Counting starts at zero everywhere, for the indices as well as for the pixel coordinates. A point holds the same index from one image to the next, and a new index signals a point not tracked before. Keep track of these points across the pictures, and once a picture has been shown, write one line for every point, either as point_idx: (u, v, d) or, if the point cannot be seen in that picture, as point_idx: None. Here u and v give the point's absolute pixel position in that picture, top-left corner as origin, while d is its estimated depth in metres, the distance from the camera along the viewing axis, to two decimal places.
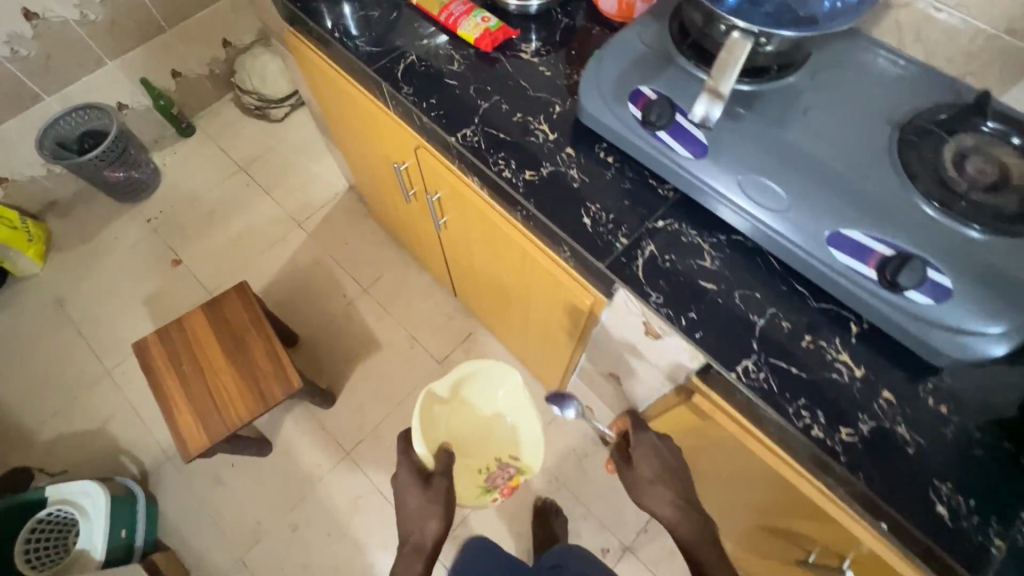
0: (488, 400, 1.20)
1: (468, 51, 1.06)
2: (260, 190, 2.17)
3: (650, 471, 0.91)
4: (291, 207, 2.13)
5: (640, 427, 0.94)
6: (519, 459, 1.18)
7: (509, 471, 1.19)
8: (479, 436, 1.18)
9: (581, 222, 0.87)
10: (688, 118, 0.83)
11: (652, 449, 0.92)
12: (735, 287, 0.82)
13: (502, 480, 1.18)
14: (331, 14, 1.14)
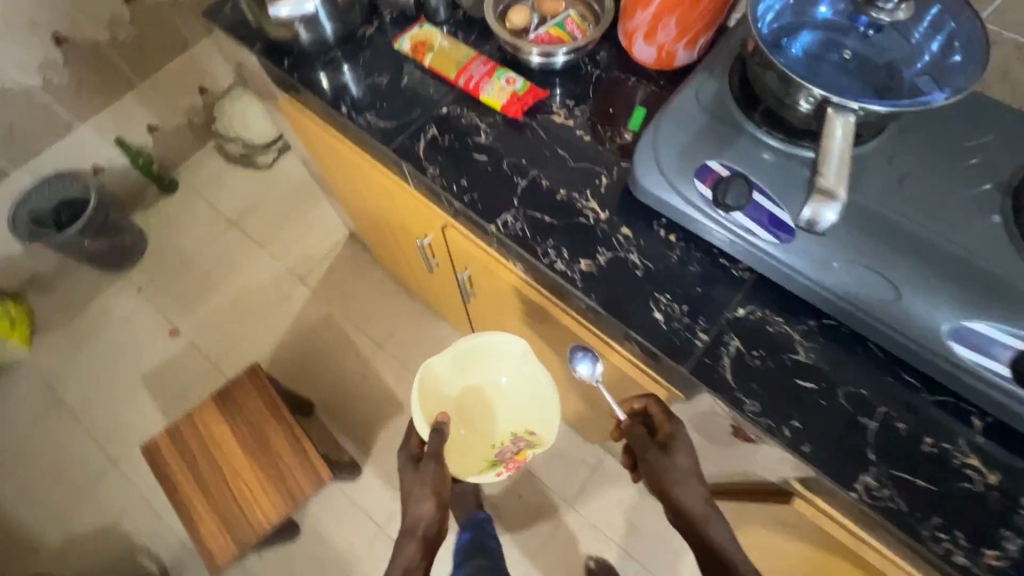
0: (493, 373, 1.12)
1: (494, 118, 0.95)
2: (255, 245, 2.04)
3: (684, 463, 0.79)
4: (290, 261, 2.01)
5: (674, 421, 0.82)
6: (531, 433, 1.09)
7: (519, 445, 1.09)
8: (489, 401, 1.13)
9: (652, 318, 0.77)
10: (768, 196, 0.73)
11: (686, 442, 0.81)
12: (837, 384, 0.72)
13: (510, 455, 1.08)
14: (333, 83, 1.02)
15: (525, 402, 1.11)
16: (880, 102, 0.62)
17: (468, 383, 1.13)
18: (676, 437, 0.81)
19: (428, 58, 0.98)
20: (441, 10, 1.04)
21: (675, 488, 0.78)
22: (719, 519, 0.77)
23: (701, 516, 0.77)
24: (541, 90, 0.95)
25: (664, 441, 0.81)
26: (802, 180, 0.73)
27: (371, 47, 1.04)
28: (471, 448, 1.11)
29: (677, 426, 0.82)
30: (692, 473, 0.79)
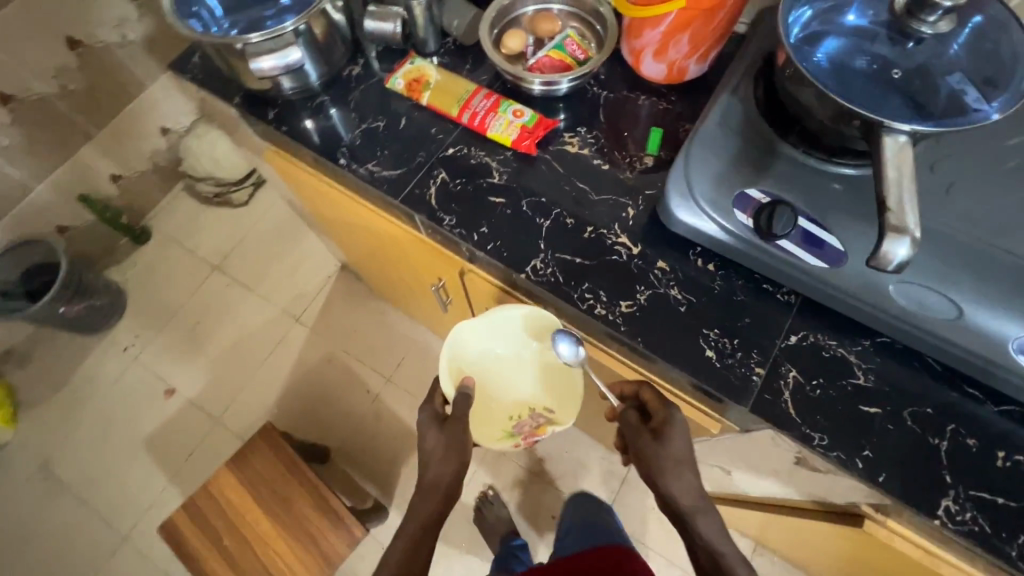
0: (517, 345, 0.97)
1: (505, 155, 0.89)
2: (243, 289, 1.94)
3: (682, 453, 0.75)
4: (282, 301, 1.92)
5: (669, 410, 0.77)
6: (551, 412, 0.99)
7: (539, 419, 1.00)
8: (506, 372, 1.00)
9: (704, 356, 0.74)
10: (814, 220, 0.71)
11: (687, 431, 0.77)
12: (901, 404, 0.71)
13: (528, 429, 0.99)
14: (324, 132, 0.95)
15: (545, 378, 1.00)
16: (927, 123, 0.60)
17: (491, 353, 0.99)
18: (669, 425, 0.76)
19: (423, 96, 0.93)
20: (432, 41, 0.97)
21: (665, 477, 0.75)
22: (709, 514, 0.75)
23: (692, 508, 0.75)
24: (550, 120, 0.90)
25: (658, 428, 0.77)
26: (843, 199, 0.71)
27: (361, 89, 0.98)
28: (490, 402, 1.00)
29: (672, 414, 0.77)
30: (684, 462, 0.75)
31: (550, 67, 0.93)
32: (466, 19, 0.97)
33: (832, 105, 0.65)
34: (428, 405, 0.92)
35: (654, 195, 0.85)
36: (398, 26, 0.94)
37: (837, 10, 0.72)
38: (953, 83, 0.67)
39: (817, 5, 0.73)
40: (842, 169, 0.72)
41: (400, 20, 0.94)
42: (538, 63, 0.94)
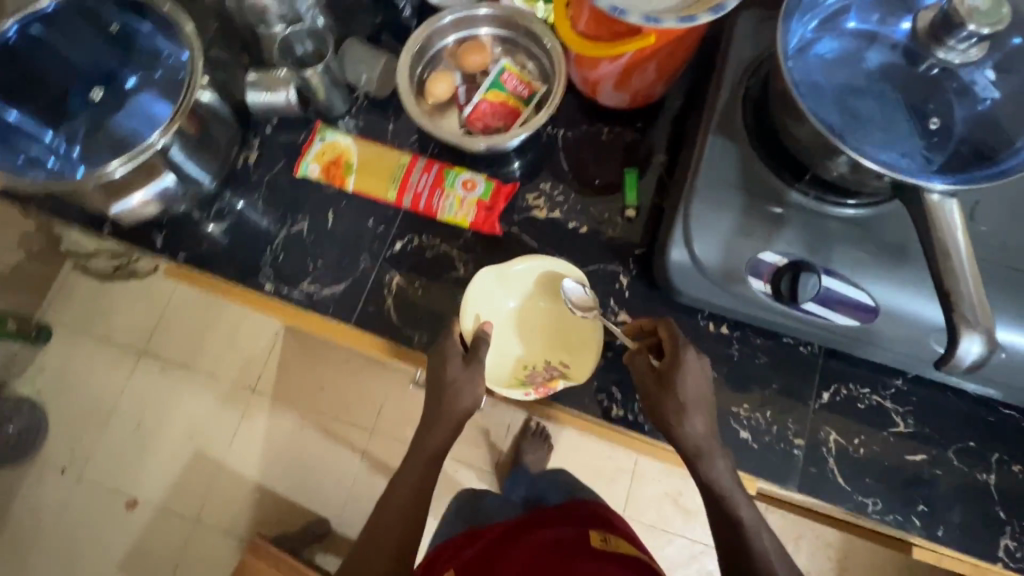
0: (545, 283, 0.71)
1: (464, 237, 0.74)
2: (183, 369, 1.72)
3: (694, 396, 0.60)
4: (229, 374, 1.71)
5: (680, 350, 0.60)
6: (567, 364, 0.70)
7: (556, 370, 0.70)
8: (523, 317, 0.72)
9: (740, 439, 0.68)
10: (841, 277, 0.62)
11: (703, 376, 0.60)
12: (945, 444, 0.67)
13: (541, 382, 0.69)
14: (234, 248, 0.76)
15: (568, 323, 0.72)
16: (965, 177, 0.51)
17: (503, 304, 0.71)
18: (677, 377, 0.60)
19: (347, 181, 0.76)
20: (339, 102, 0.77)
21: (670, 427, 0.61)
22: (721, 449, 0.61)
23: (694, 454, 0.60)
24: (509, 186, 0.75)
25: (665, 373, 0.60)
26: (864, 243, 0.62)
27: (267, 182, 0.79)
28: (500, 357, 0.71)
29: (685, 361, 0.60)
30: (696, 409, 0.60)
31: (492, 114, 0.77)
32: (377, 71, 0.78)
33: (844, 159, 0.55)
34: (455, 352, 0.66)
35: (645, 254, 0.74)
36: (292, 95, 0.74)
37: (839, 24, 0.62)
38: (978, 109, 0.56)
39: (816, 15, 0.61)
40: (860, 210, 0.62)
41: (294, 86, 0.74)
42: (476, 112, 0.77)
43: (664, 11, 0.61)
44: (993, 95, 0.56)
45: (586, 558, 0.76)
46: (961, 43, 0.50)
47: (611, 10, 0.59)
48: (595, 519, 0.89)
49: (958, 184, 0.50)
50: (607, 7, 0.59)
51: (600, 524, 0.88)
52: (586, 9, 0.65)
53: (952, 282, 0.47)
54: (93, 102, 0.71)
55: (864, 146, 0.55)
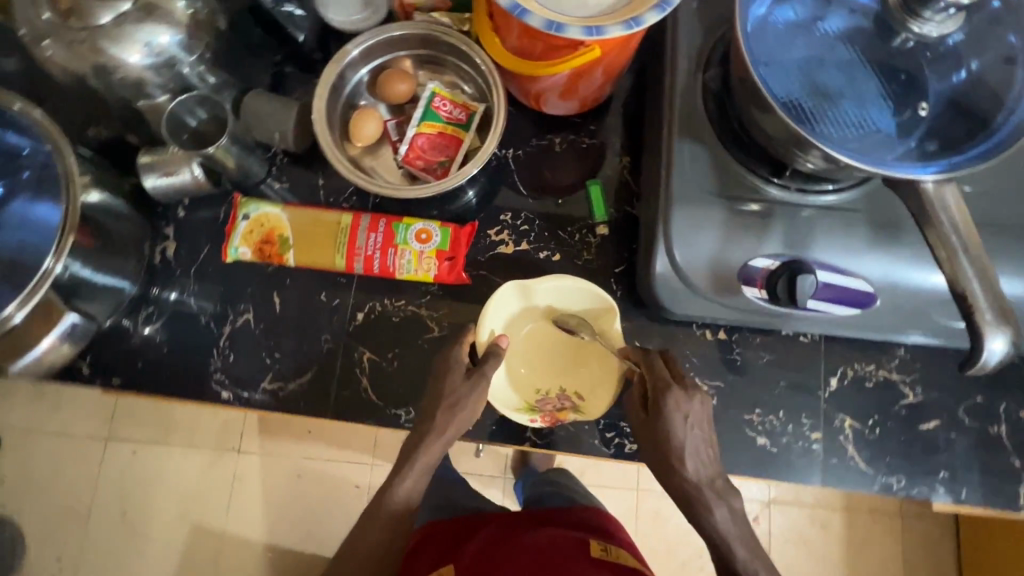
0: (571, 305, 0.64)
1: (431, 293, 0.67)
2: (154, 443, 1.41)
3: (683, 437, 0.55)
4: (206, 449, 1.40)
5: (660, 389, 0.56)
6: (582, 397, 0.63)
7: (570, 402, 0.63)
8: (546, 339, 0.65)
9: (759, 447, 0.66)
10: (838, 270, 0.58)
11: (691, 413, 0.55)
12: (955, 405, 0.66)
13: (551, 409, 0.63)
14: (174, 357, 0.67)
15: (588, 347, 0.64)
16: (952, 158, 0.48)
17: (518, 322, 0.65)
18: (660, 418, 0.56)
19: (286, 257, 0.67)
20: (256, 166, 0.69)
21: (664, 473, 0.57)
22: (719, 495, 0.55)
23: (684, 498, 0.56)
24: (467, 227, 0.68)
25: (649, 414, 0.57)
26: (855, 229, 0.58)
27: (195, 273, 0.69)
28: (509, 379, 0.64)
29: (666, 403, 0.55)
30: (684, 455, 0.55)
31: (435, 150, 0.69)
32: (291, 122, 0.67)
33: (821, 154, 0.51)
34: (456, 371, 0.59)
35: (626, 271, 0.69)
36: (198, 171, 0.65)
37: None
38: (953, 82, 0.52)
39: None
40: (843, 193, 0.58)
41: (198, 162, 0.64)
42: (416, 151, 0.69)
43: (604, 15, 0.53)
44: (971, 64, 0.51)
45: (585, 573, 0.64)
46: (935, 14, 0.48)
47: (547, 27, 0.50)
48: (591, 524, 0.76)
49: (951, 168, 0.47)
50: (541, 24, 0.50)
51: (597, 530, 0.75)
52: (515, 24, 0.56)
53: (967, 283, 0.44)
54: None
55: (836, 140, 0.52)
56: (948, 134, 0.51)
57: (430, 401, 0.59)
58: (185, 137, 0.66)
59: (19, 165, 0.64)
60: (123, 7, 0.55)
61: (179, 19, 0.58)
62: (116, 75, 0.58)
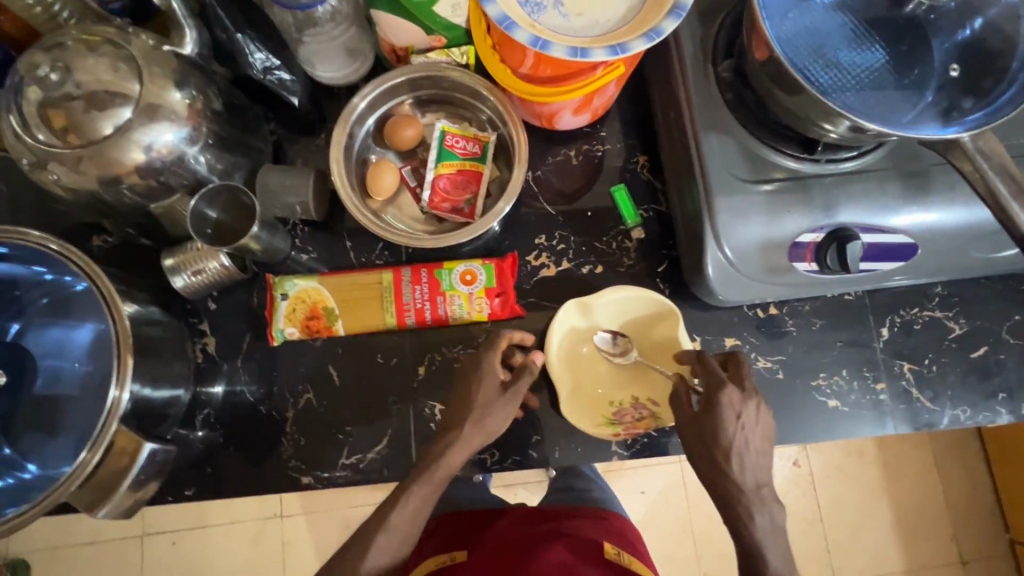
0: (627, 315, 0.65)
1: (486, 332, 0.67)
2: (196, 530, 1.19)
3: (731, 435, 0.52)
4: (252, 523, 1.19)
5: (714, 388, 0.53)
6: (657, 403, 0.64)
7: (646, 409, 0.64)
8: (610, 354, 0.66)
9: (831, 409, 0.68)
10: (880, 229, 0.60)
11: (741, 414, 0.53)
12: (997, 327, 0.70)
13: (631, 419, 0.63)
14: (241, 453, 0.65)
15: (651, 348, 0.65)
16: (981, 111, 0.51)
17: (581, 341, 0.66)
18: (711, 420, 0.53)
19: (335, 328, 0.66)
20: (282, 243, 0.66)
21: (706, 469, 0.54)
22: (763, 501, 0.52)
23: (721, 499, 0.53)
24: (508, 260, 0.68)
25: (699, 414, 0.54)
26: (888, 187, 0.60)
27: (242, 363, 0.67)
28: (576, 396, 0.64)
29: (720, 402, 0.52)
30: (731, 454, 0.52)
31: (460, 188, 0.68)
32: (310, 191, 0.65)
33: (849, 123, 0.52)
34: (489, 384, 0.58)
35: (669, 268, 0.70)
36: (227, 260, 0.62)
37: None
38: (959, 40, 0.54)
39: None
40: (866, 156, 0.60)
41: (226, 252, 0.62)
42: (441, 194, 0.68)
43: (619, 31, 0.53)
44: (975, 22, 0.53)
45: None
46: None
47: (572, 54, 0.50)
48: (609, 531, 0.67)
49: (981, 122, 0.49)
50: (566, 52, 0.50)
51: (617, 538, 0.67)
52: (530, 55, 0.55)
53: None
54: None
55: (863, 108, 0.53)
56: (969, 82, 0.52)
57: (454, 421, 0.57)
58: (210, 231, 0.63)
59: (33, 294, 0.60)
60: (124, 115, 0.52)
61: (180, 113, 0.55)
62: (125, 185, 0.56)
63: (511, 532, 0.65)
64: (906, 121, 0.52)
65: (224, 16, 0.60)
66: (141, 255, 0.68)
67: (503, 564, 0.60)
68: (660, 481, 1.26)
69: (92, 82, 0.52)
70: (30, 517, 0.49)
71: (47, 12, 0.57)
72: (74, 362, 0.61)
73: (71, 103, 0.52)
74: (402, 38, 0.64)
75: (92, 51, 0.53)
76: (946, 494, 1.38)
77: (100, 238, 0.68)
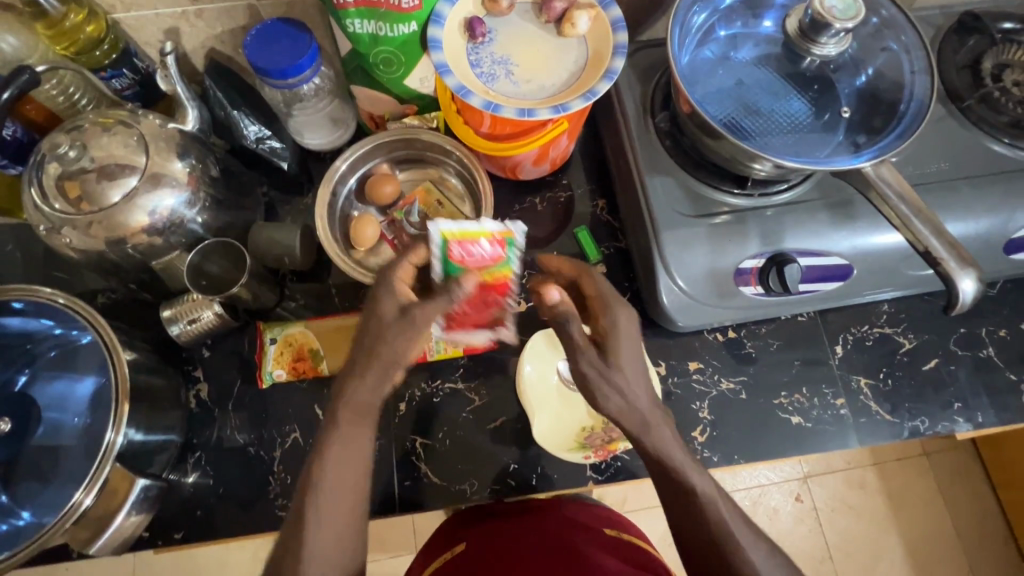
0: None
1: (463, 365, 0.72)
2: None
3: (628, 354, 0.51)
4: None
5: (611, 302, 0.52)
6: None
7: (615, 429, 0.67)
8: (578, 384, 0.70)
9: (795, 426, 0.71)
10: (817, 254, 0.66)
11: (632, 330, 0.52)
12: (944, 340, 0.74)
13: (601, 440, 0.67)
14: (231, 494, 0.67)
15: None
16: (881, 141, 0.58)
17: (553, 371, 0.70)
18: (611, 343, 0.51)
19: (320, 369, 0.70)
20: (271, 292, 0.72)
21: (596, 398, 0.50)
22: (662, 414, 0.51)
23: (639, 424, 0.50)
24: None
25: (601, 343, 0.51)
26: (817, 214, 0.66)
27: (233, 408, 0.70)
28: (550, 424, 0.68)
29: (614, 316, 0.52)
30: (630, 376, 0.50)
31: (479, 309, 0.59)
32: (298, 243, 0.71)
33: (771, 163, 0.59)
34: (389, 306, 0.49)
35: (632, 299, 0.75)
36: (218, 307, 0.67)
37: (712, 37, 0.66)
38: (857, 84, 0.62)
39: (692, 36, 0.65)
40: (794, 189, 0.67)
41: (219, 301, 0.67)
42: (457, 321, 0.61)
43: (561, 93, 0.61)
44: (866, 71, 0.63)
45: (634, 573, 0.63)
46: (830, 38, 0.60)
47: (520, 114, 0.58)
48: (602, 516, 0.74)
49: (881, 151, 0.56)
50: (515, 112, 0.58)
51: (611, 522, 0.74)
52: (486, 117, 0.63)
53: (926, 238, 0.53)
54: (6, 439, 0.62)
55: (780, 148, 0.60)
56: (870, 120, 0.60)
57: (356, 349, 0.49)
58: (205, 282, 0.69)
59: (44, 348, 0.65)
60: (131, 183, 0.60)
61: (180, 179, 0.63)
62: (130, 245, 0.62)
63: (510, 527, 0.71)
64: (822, 155, 0.59)
65: (222, 96, 0.71)
66: (144, 311, 0.74)
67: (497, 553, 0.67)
68: (661, 524, 1.28)
69: (105, 156, 0.59)
70: (22, 558, 0.52)
71: (69, 100, 0.65)
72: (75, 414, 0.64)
73: (85, 175, 0.59)
74: (378, 106, 0.74)
75: (106, 131, 0.60)
76: (955, 524, 1.35)
77: (106, 295, 0.73)
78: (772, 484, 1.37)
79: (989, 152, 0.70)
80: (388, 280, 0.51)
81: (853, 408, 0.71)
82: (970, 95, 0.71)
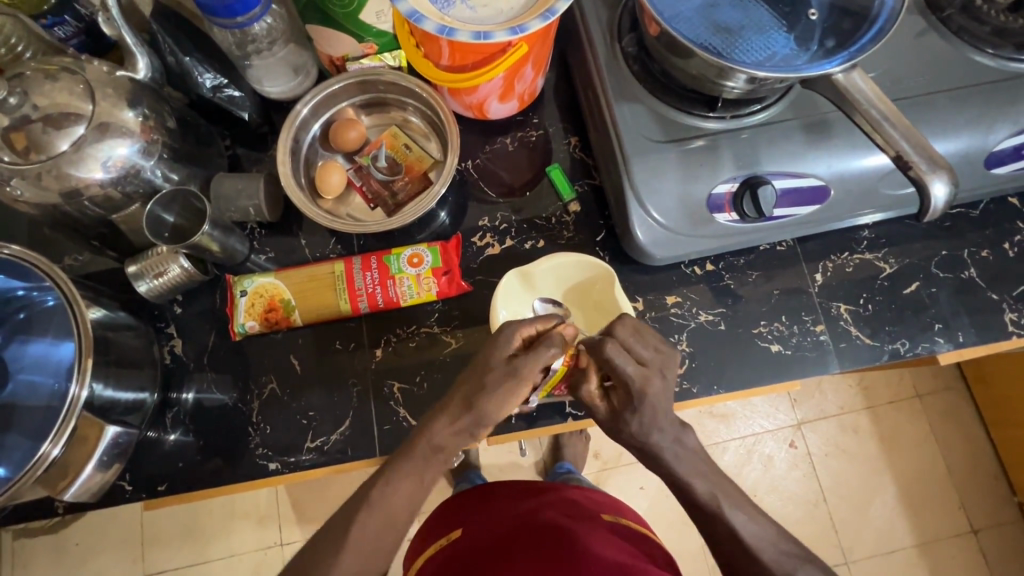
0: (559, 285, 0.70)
1: (438, 310, 0.71)
2: (211, 561, 1.24)
3: (658, 420, 0.51)
4: (250, 556, 1.25)
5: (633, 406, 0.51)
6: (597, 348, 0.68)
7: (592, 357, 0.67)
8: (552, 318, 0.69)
9: (775, 354, 0.70)
10: (790, 177, 0.65)
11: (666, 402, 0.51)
12: (926, 263, 0.73)
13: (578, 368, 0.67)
14: (210, 448, 0.67)
15: (595, 308, 0.69)
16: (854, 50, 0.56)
17: (526, 306, 0.68)
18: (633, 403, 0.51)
19: (292, 318, 0.69)
20: (238, 245, 0.71)
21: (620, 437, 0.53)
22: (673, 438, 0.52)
23: (641, 454, 0.53)
24: (451, 243, 0.72)
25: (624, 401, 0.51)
26: (791, 133, 0.64)
27: (209, 363, 0.70)
28: None
29: (649, 392, 0.50)
30: (656, 428, 0.51)
31: None
32: (261, 193, 0.70)
33: (745, 76, 0.57)
34: (473, 378, 0.52)
35: (607, 237, 0.74)
36: (186, 262, 0.67)
37: None
38: None
39: None
40: (766, 111, 0.65)
41: (184, 254, 0.66)
42: None
43: (519, 16, 0.58)
44: None
45: (624, 555, 0.64)
46: None
47: (475, 37, 0.56)
48: (600, 503, 0.76)
49: (853, 56, 0.54)
50: (471, 36, 0.56)
51: (611, 509, 0.76)
52: (445, 47, 0.61)
53: (897, 142, 0.52)
54: None
55: (756, 62, 0.57)
56: (847, 24, 0.57)
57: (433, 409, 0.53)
58: (168, 234, 0.68)
59: (9, 309, 0.64)
60: (78, 132, 0.58)
61: (133, 129, 0.61)
62: (86, 197, 0.61)
63: (505, 507, 0.74)
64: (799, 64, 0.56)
65: (172, 42, 0.68)
66: (111, 271, 0.73)
67: (487, 535, 0.69)
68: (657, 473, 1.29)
69: (48, 104, 0.57)
70: None
71: (10, 53, 0.62)
72: (47, 373, 0.64)
73: (31, 125, 0.57)
74: (338, 48, 0.73)
75: (51, 79, 0.58)
76: (947, 462, 1.37)
77: (70, 258, 0.72)
78: (766, 432, 1.38)
79: (970, 63, 0.67)
80: (518, 330, 0.53)
81: (831, 335, 0.71)
82: (949, 4, 0.68)
